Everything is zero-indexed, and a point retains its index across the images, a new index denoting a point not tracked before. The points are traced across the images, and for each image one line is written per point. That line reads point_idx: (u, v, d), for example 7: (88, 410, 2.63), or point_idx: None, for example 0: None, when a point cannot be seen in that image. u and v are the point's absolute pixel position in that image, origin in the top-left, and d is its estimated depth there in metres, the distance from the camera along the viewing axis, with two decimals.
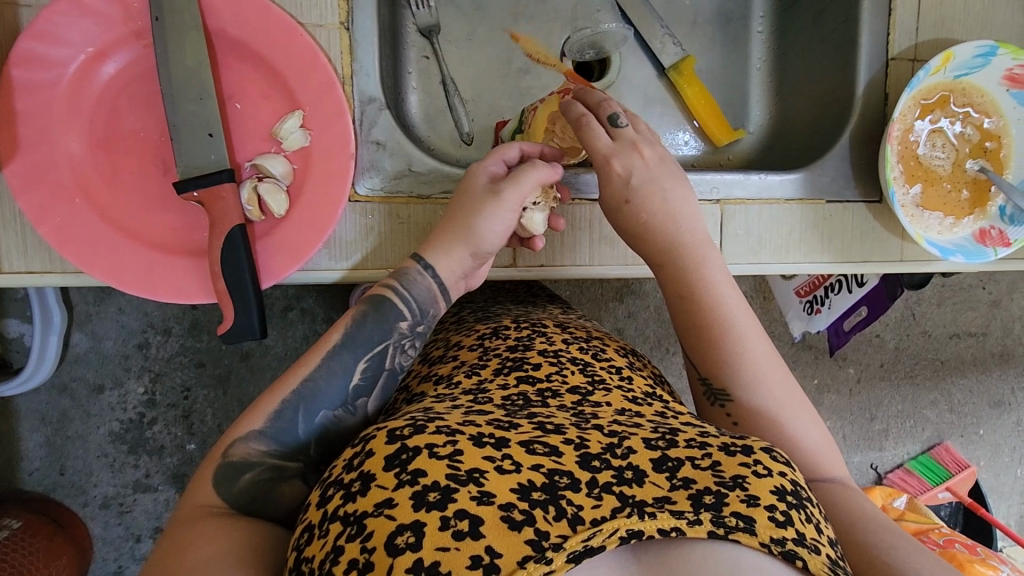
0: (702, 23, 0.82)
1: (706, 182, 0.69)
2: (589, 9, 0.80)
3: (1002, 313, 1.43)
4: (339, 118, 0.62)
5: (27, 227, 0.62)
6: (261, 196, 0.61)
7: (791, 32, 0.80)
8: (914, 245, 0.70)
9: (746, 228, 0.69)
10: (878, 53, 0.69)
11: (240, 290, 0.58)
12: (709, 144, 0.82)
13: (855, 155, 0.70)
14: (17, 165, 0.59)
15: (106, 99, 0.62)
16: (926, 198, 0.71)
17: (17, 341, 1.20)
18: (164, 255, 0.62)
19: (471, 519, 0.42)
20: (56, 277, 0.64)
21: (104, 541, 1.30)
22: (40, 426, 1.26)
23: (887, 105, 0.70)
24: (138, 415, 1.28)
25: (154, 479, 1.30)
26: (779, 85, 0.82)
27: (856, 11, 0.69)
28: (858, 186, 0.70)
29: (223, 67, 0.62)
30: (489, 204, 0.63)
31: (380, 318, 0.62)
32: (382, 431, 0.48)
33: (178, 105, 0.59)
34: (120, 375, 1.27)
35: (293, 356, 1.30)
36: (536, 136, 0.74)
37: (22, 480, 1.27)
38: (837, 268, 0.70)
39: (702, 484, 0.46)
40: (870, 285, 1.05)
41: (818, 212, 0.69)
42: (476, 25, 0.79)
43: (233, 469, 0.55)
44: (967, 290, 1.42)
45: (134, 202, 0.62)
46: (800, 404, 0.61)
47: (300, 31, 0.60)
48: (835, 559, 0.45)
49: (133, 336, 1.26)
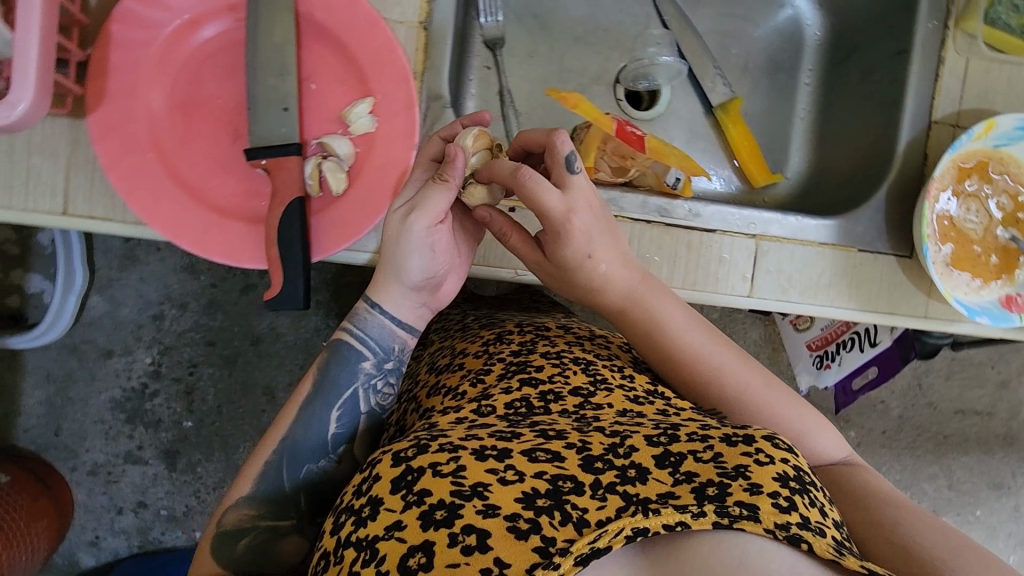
0: (753, 68, 0.87)
1: (744, 217, 0.70)
2: (646, 42, 0.84)
3: (1009, 395, 1.43)
4: (406, 110, 0.64)
5: (97, 173, 0.64)
6: (322, 172, 0.63)
7: (838, 87, 0.84)
8: (939, 302, 0.71)
9: (779, 265, 0.70)
10: (921, 114, 0.72)
11: (291, 257, 0.59)
12: (747, 184, 0.85)
13: (891, 209, 0.72)
14: (102, 112, 0.61)
15: (192, 64, 0.64)
16: (955, 256, 0.71)
17: (35, 297, 1.22)
18: (221, 218, 0.63)
19: (478, 533, 0.44)
20: (115, 225, 0.65)
21: (85, 508, 1.29)
22: (44, 383, 1.27)
23: (926, 164, 0.72)
24: (141, 385, 1.29)
25: (145, 452, 1.29)
26: (820, 135, 0.85)
27: (903, 73, 0.72)
28: (890, 239, 0.72)
29: (305, 48, 0.65)
30: (404, 238, 0.60)
31: (342, 364, 0.64)
32: (387, 453, 0.51)
33: (260, 78, 0.62)
34: (130, 343, 1.28)
35: (303, 346, 1.31)
36: (587, 153, 0.74)
37: (16, 435, 1.27)
38: (863, 316, 0.71)
39: (705, 476, 0.47)
40: (883, 347, 1.07)
41: (848, 259, 0.71)
42: (538, 44, 0.84)
43: (228, 537, 0.59)
44: (976, 367, 1.42)
45: (200, 164, 0.65)
46: (790, 403, 0.62)
47: (382, 24, 0.63)
48: (840, 540, 0.46)
49: (150, 307, 1.28)
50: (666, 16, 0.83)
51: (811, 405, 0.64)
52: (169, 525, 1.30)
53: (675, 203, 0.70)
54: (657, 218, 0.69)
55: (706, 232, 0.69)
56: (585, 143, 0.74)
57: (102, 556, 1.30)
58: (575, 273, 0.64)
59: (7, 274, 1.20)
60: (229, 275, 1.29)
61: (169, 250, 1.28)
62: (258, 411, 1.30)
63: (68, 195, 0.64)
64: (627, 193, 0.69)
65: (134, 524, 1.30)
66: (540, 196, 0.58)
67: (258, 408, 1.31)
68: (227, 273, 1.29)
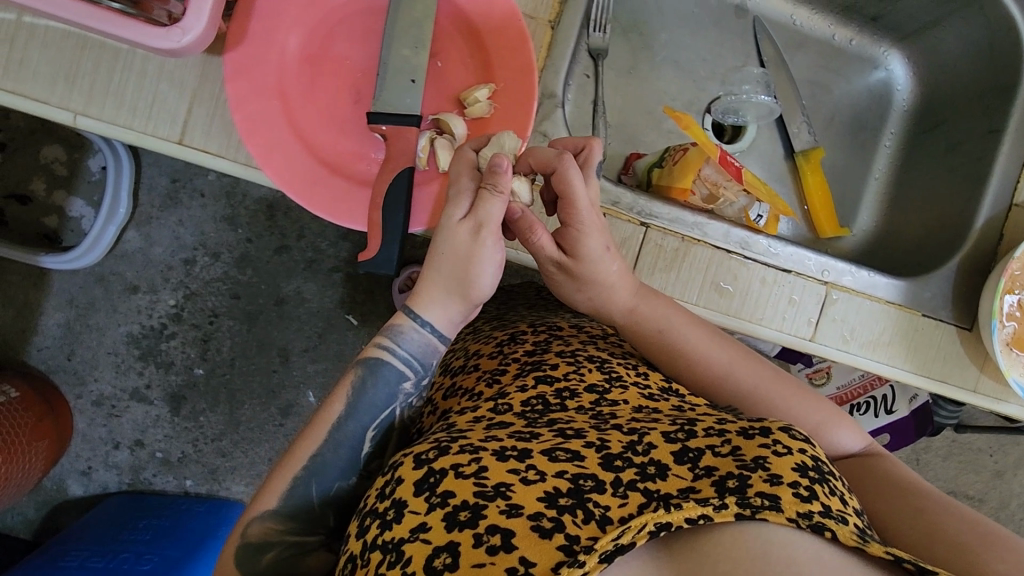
0: (838, 121, 0.92)
1: (819, 263, 0.72)
2: (745, 78, 0.90)
3: (1002, 485, 1.42)
4: (524, 102, 0.65)
5: (218, 110, 0.66)
6: (434, 147, 0.64)
7: (916, 155, 0.88)
8: (990, 379, 0.73)
9: (845, 315, 0.72)
10: (1004, 195, 0.74)
11: (390, 224, 0.59)
12: (813, 232, 0.89)
13: (959, 281, 0.74)
14: (239, 54, 0.62)
15: (329, 23, 0.67)
16: (1016, 335, 0.71)
17: (74, 221, 1.17)
18: (329, 172, 0.65)
19: (503, 533, 0.43)
20: (226, 163, 0.66)
21: (83, 437, 1.24)
22: (65, 306, 1.22)
23: (1000, 244, 0.74)
24: (160, 325, 1.23)
25: (152, 392, 1.24)
26: (892, 199, 0.89)
27: (992, 152, 0.75)
28: (954, 310, 0.73)
29: (439, 27, 0.67)
30: (474, 253, 0.56)
31: (381, 385, 0.58)
32: (409, 456, 0.50)
33: (395, 48, 0.62)
34: (156, 283, 1.22)
35: (325, 316, 1.24)
36: (685, 175, 0.73)
37: (28, 353, 1.22)
38: (914, 378, 0.73)
39: (724, 470, 0.45)
40: (899, 416, 1.09)
41: (911, 320, 0.73)
42: (637, 61, 0.87)
43: (251, 552, 0.54)
44: (976, 452, 1.41)
45: (319, 118, 0.67)
46: (807, 398, 0.61)
47: (518, 18, 0.64)
48: (862, 528, 0.44)
49: (183, 250, 1.22)
50: (765, 56, 0.89)
51: (833, 404, 0.63)
52: (162, 468, 1.26)
53: (756, 237, 0.71)
54: (738, 251, 0.70)
55: (781, 271, 0.71)
56: (680, 165, 0.74)
57: (91, 488, 1.26)
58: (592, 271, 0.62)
59: (50, 194, 1.15)
60: (267, 232, 1.21)
61: (212, 198, 1.21)
62: (269, 371, 1.25)
63: (187, 126, 0.66)
64: (712, 219, 0.70)
65: (128, 462, 1.25)
66: (569, 183, 0.58)
67: (270, 367, 1.25)
68: (265, 229, 1.22)
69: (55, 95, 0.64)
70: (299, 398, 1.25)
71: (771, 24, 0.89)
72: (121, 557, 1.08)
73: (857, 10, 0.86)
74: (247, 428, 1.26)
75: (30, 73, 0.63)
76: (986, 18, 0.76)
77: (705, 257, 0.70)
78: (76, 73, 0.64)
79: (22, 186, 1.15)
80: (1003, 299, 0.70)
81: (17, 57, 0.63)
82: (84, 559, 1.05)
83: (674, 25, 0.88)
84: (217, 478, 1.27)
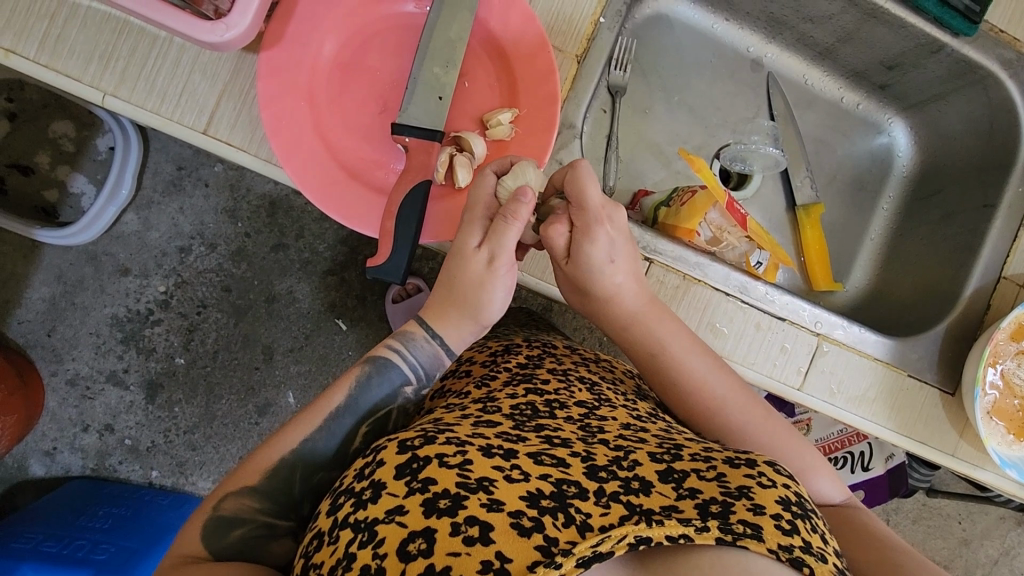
0: (839, 181, 0.95)
1: (813, 314, 0.74)
2: (755, 130, 0.93)
3: (969, 553, 1.41)
4: (544, 130, 0.67)
5: (246, 104, 0.67)
6: (453, 163, 0.66)
7: (912, 221, 0.92)
8: (968, 445, 0.75)
9: (833, 368, 0.74)
10: (993, 267, 0.77)
11: (404, 230, 0.60)
12: (807, 284, 0.93)
13: (946, 345, 0.77)
14: (274, 53, 0.64)
15: (364, 34, 0.69)
16: (996, 405, 0.75)
17: (74, 198, 1.16)
18: (348, 176, 0.67)
19: (482, 525, 0.40)
20: (248, 157, 0.67)
21: (51, 417, 1.20)
22: (53, 282, 1.19)
23: (987, 313, 0.77)
24: (146, 310, 1.20)
25: (129, 376, 1.21)
26: (885, 260, 0.93)
27: (985, 226, 0.79)
28: (939, 372, 0.76)
29: (471, 51, 0.69)
30: (490, 280, 0.60)
31: (384, 382, 0.58)
32: (394, 440, 0.47)
33: (427, 64, 0.64)
34: (149, 267, 1.20)
35: (314, 317, 1.22)
36: (691, 218, 0.75)
37: (7, 325, 1.18)
38: (894, 435, 0.75)
39: (708, 494, 0.43)
40: (874, 474, 1.10)
41: (897, 380, 0.75)
42: (654, 103, 0.91)
43: (220, 524, 0.51)
44: (944, 518, 1.40)
45: (344, 123, 0.68)
46: (795, 442, 0.61)
47: (548, 49, 0.66)
48: (842, 569, 0.41)
49: (179, 238, 1.20)
50: (775, 110, 0.93)
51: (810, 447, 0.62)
52: (129, 456, 1.21)
53: (754, 283, 0.73)
54: (735, 294, 0.72)
55: (776, 318, 0.73)
56: (688, 206, 0.76)
57: (52, 470, 1.20)
58: (592, 281, 0.62)
59: (54, 168, 1.15)
60: (266, 228, 1.21)
61: (215, 188, 1.20)
62: (251, 367, 1.22)
63: (213, 117, 0.67)
64: (714, 262, 0.73)
65: (95, 446, 1.21)
66: (586, 188, 0.58)
67: (252, 364, 1.22)
68: (264, 225, 1.21)
69: (87, 74, 0.65)
70: (278, 397, 1.22)
71: (783, 81, 0.93)
72: (77, 544, 1.05)
73: (866, 77, 0.90)
74: (222, 422, 1.22)
75: (66, 49, 0.64)
76: (987, 98, 0.80)
77: (705, 298, 0.72)
78: (111, 56, 0.65)
79: (26, 158, 1.13)
80: (986, 368, 0.74)
81: (55, 33, 0.64)
82: (39, 542, 1.02)
83: (691, 75, 0.92)
84: (184, 472, 1.22)
